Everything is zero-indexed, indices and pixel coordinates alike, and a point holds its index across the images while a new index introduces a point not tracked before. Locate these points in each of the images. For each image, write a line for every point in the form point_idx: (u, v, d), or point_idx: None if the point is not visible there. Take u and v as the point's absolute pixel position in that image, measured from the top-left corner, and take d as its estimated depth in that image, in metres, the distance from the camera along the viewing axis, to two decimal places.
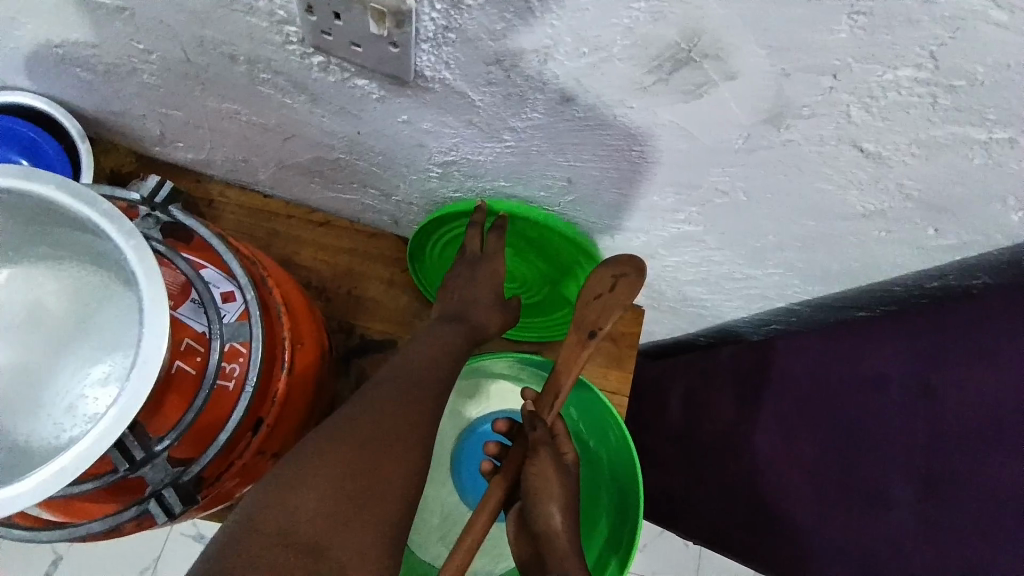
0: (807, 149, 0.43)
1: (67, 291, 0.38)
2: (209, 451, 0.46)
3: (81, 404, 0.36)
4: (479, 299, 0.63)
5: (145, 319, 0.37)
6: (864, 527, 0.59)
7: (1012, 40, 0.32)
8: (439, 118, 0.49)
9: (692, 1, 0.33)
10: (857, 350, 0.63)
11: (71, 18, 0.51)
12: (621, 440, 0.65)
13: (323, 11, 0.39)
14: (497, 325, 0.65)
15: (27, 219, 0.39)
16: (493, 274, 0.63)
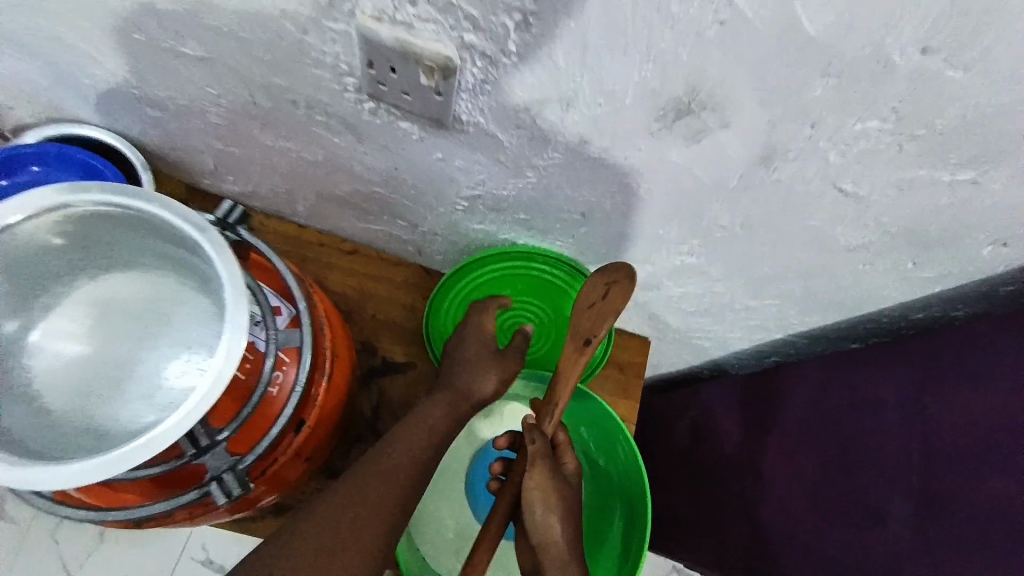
0: (795, 188, 0.49)
1: (159, 293, 0.47)
2: (262, 442, 0.51)
3: (166, 391, 0.44)
4: (475, 353, 0.71)
5: (229, 317, 0.41)
6: (864, 543, 0.61)
7: (963, 95, 0.38)
8: (470, 156, 0.56)
9: (695, 65, 0.40)
10: (858, 374, 0.67)
11: (153, 67, 0.58)
12: (632, 455, 0.68)
13: (381, 66, 0.46)
14: (496, 372, 0.70)
15: (126, 224, 0.45)
16: (485, 332, 0.73)
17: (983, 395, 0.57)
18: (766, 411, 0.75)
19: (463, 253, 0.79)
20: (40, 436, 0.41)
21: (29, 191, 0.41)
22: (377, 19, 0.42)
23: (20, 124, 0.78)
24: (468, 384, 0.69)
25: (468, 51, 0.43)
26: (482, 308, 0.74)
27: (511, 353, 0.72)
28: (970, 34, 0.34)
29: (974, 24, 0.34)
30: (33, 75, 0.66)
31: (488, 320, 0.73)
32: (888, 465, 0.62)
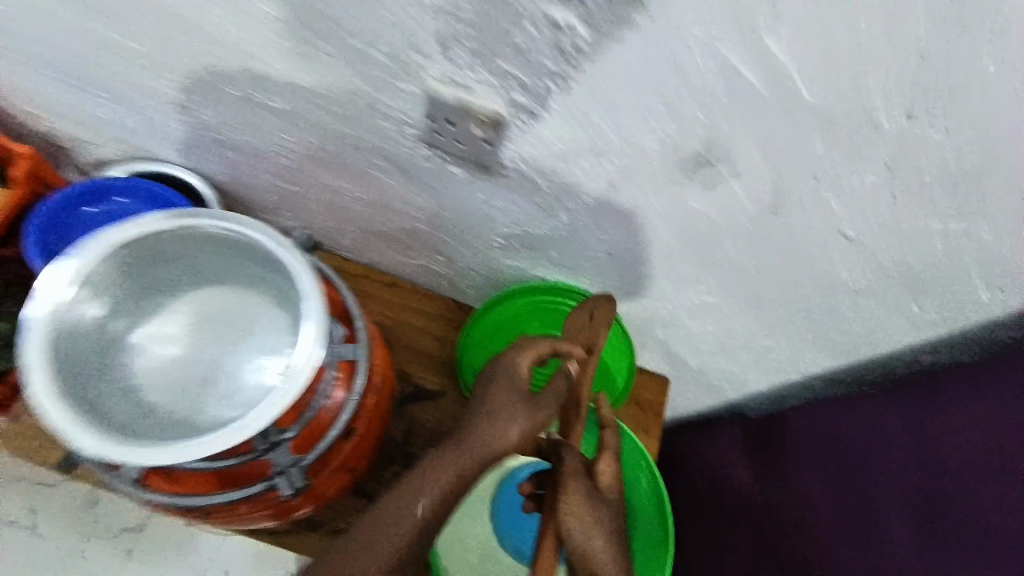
0: (803, 233, 0.54)
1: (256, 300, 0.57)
2: (321, 444, 0.57)
3: (261, 382, 0.56)
4: (500, 394, 0.57)
5: (311, 320, 0.48)
6: (872, 556, 0.64)
7: (951, 156, 0.43)
8: (509, 198, 0.63)
9: (712, 127, 0.46)
10: (862, 407, 0.71)
11: (234, 116, 0.66)
12: (656, 475, 0.75)
13: (440, 119, 0.53)
14: (520, 418, 0.56)
15: (229, 244, 0.54)
16: (519, 373, 0.58)
17: (981, 407, 0.60)
18: (782, 444, 0.78)
19: (495, 285, 0.85)
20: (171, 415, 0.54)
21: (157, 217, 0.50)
22: (440, 81, 0.50)
23: (105, 162, 0.88)
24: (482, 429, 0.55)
25: (516, 109, 0.50)
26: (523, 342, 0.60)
27: (543, 398, 0.57)
28: (952, 105, 0.40)
29: (958, 100, 0.39)
30: (127, 121, 0.75)
31: (525, 358, 0.59)
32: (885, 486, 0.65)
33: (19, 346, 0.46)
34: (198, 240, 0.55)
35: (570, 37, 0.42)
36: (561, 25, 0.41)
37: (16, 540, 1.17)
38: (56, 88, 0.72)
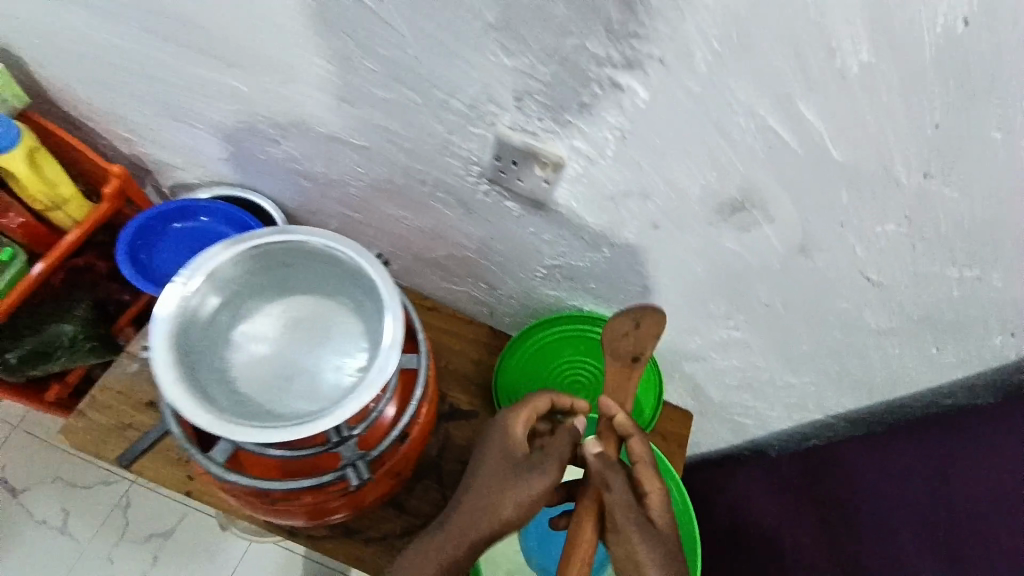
0: (828, 274, 0.60)
1: (341, 309, 0.63)
2: (384, 441, 0.63)
3: (343, 378, 0.59)
4: (494, 460, 0.61)
5: (390, 316, 0.56)
6: (885, 556, 0.72)
7: (964, 212, 0.49)
8: (557, 232, 0.70)
9: (750, 177, 0.52)
10: (894, 438, 0.75)
11: (315, 150, 0.75)
12: (687, 499, 0.78)
13: (506, 160, 0.61)
14: (518, 480, 0.58)
15: (322, 255, 0.61)
16: (514, 440, 0.63)
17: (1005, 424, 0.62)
18: (812, 465, 0.86)
19: (532, 313, 0.91)
20: (262, 405, 0.57)
21: (264, 231, 0.59)
22: (511, 128, 0.57)
23: (185, 184, 0.96)
24: (478, 494, 0.59)
25: (575, 153, 0.57)
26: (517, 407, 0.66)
27: (540, 456, 0.60)
28: (965, 168, 0.45)
29: (971, 166, 0.45)
30: (215, 149, 0.83)
31: (518, 424, 0.65)
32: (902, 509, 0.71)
33: (148, 339, 0.54)
34: (295, 255, 0.62)
35: (631, 97, 0.49)
36: (624, 87, 0.48)
37: (48, 541, 1.21)
38: (157, 118, 0.82)
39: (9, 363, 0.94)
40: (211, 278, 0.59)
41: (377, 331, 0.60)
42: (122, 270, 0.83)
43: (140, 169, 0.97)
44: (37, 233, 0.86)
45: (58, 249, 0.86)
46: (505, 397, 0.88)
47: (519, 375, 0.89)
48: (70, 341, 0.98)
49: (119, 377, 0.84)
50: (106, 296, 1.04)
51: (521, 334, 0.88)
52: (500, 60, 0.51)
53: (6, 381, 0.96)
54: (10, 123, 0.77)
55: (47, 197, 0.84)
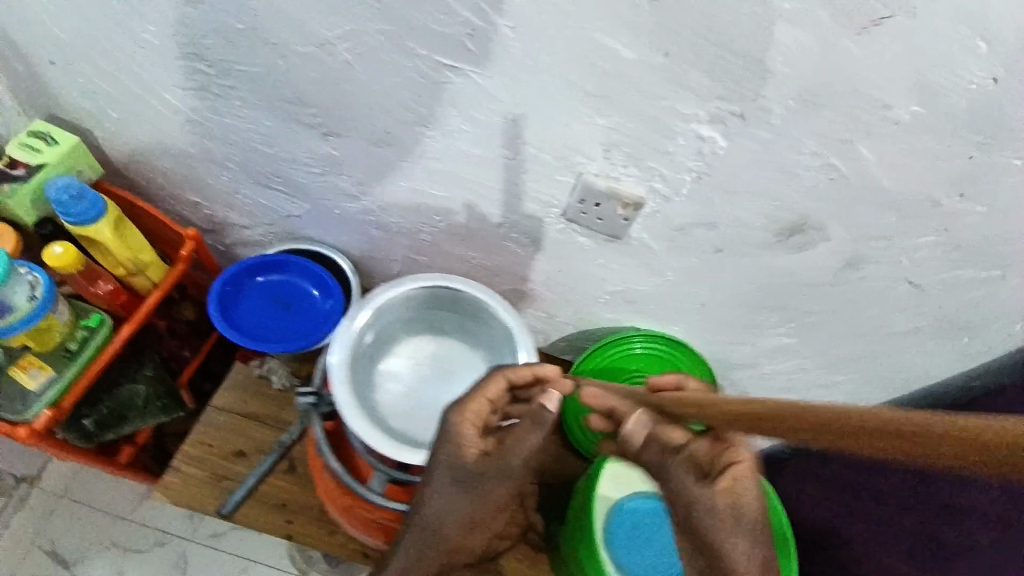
0: (874, 282, 0.69)
1: (461, 346, 0.80)
2: None
3: None
4: (443, 475, 0.62)
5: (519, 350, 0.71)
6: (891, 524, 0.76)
7: (994, 223, 0.58)
8: (624, 261, 0.78)
9: (810, 208, 0.61)
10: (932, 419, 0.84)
11: (393, 203, 0.81)
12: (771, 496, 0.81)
13: (589, 202, 0.69)
14: (466, 493, 0.63)
15: (446, 301, 0.76)
16: (464, 445, 0.61)
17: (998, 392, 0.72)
18: None
19: (588, 336, 0.98)
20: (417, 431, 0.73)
21: (405, 284, 0.72)
22: (596, 175, 0.65)
23: (248, 240, 1.01)
24: (436, 504, 0.63)
25: (652, 193, 0.65)
26: (467, 408, 0.62)
27: (495, 470, 0.61)
28: (994, 188, 0.55)
29: (1000, 185, 0.55)
30: (289, 207, 0.89)
31: (467, 425, 0.62)
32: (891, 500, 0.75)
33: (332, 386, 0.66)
34: (420, 302, 0.76)
35: (711, 145, 0.58)
36: (706, 138, 0.57)
37: None
38: (235, 182, 0.87)
39: (86, 429, 0.96)
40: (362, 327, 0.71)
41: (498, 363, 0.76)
42: (211, 320, 0.87)
43: (204, 229, 1.01)
44: (122, 299, 0.90)
45: (142, 312, 0.89)
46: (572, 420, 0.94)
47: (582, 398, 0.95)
48: (144, 401, 1.00)
49: (208, 431, 0.90)
50: (170, 352, 1.08)
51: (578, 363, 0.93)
52: (594, 120, 0.59)
53: (82, 448, 0.96)
54: (97, 196, 0.81)
55: (130, 262, 0.88)
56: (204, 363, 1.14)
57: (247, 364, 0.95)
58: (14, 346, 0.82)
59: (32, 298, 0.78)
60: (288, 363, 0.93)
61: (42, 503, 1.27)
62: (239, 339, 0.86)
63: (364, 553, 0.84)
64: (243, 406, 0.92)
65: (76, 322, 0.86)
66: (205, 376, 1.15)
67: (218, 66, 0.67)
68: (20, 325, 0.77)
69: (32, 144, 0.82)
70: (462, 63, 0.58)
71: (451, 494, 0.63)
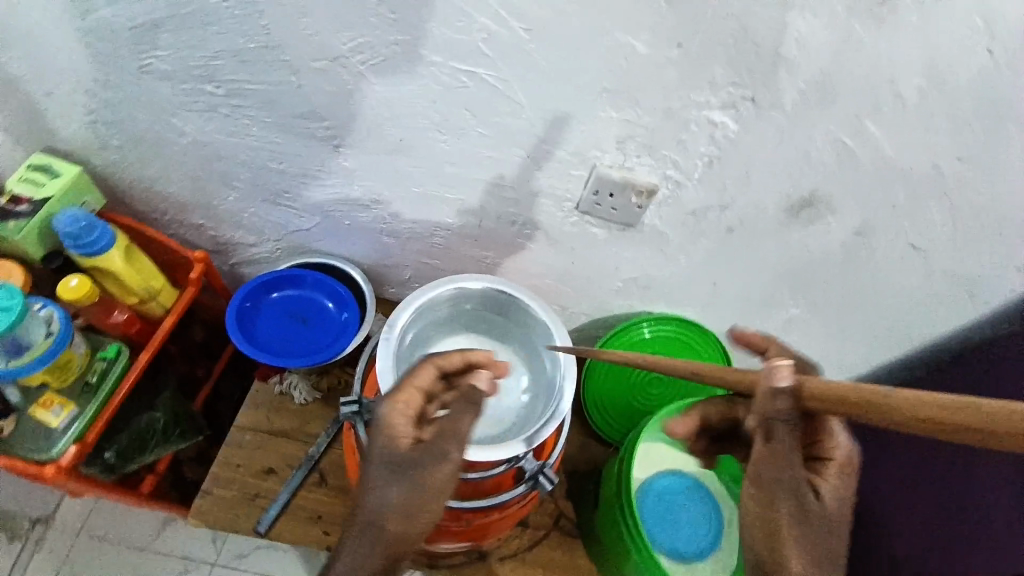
0: (880, 249, 0.72)
1: (493, 343, 0.81)
2: (555, 450, 0.72)
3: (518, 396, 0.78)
4: (377, 469, 0.57)
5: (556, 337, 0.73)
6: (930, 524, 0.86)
7: (992, 185, 0.62)
8: (638, 249, 0.80)
9: (819, 183, 0.64)
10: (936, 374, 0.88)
11: (405, 210, 0.82)
12: None
13: (604, 193, 0.70)
14: (402, 485, 0.56)
15: (478, 300, 0.78)
16: (397, 434, 0.58)
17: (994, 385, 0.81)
18: None
19: (601, 325, 1.00)
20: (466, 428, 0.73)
21: (441, 285, 0.74)
22: (610, 167, 0.67)
23: (255, 258, 1.01)
24: (374, 501, 0.56)
25: (666, 181, 0.67)
26: (397, 397, 0.59)
27: (429, 455, 0.57)
28: (991, 152, 0.59)
29: (996, 150, 0.58)
30: (298, 221, 0.89)
31: (398, 412, 0.58)
32: (907, 501, 0.91)
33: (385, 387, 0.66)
34: (453, 302, 0.78)
35: (723, 129, 0.60)
36: (718, 123, 0.59)
37: None
38: (242, 200, 0.87)
39: (108, 461, 0.94)
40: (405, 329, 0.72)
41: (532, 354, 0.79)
42: (231, 339, 0.86)
43: (208, 250, 1.00)
44: (137, 327, 0.89)
45: (158, 337, 0.89)
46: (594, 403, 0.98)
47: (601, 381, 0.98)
48: (162, 427, 1.00)
49: (234, 451, 0.90)
50: (184, 376, 1.07)
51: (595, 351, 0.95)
52: (609, 115, 0.61)
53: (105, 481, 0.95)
54: (106, 226, 0.81)
55: (143, 288, 0.87)
56: (215, 385, 1.13)
57: (267, 382, 0.95)
58: (31, 384, 0.81)
59: (48, 334, 0.78)
60: (307, 377, 0.93)
61: (56, 543, 1.24)
62: (261, 356, 0.85)
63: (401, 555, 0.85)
64: (267, 422, 0.92)
65: (93, 354, 0.86)
66: (217, 399, 1.14)
67: (229, 87, 0.68)
68: (42, 361, 0.76)
69: (34, 178, 0.81)
70: (478, 68, 0.59)
71: (383, 490, 0.57)
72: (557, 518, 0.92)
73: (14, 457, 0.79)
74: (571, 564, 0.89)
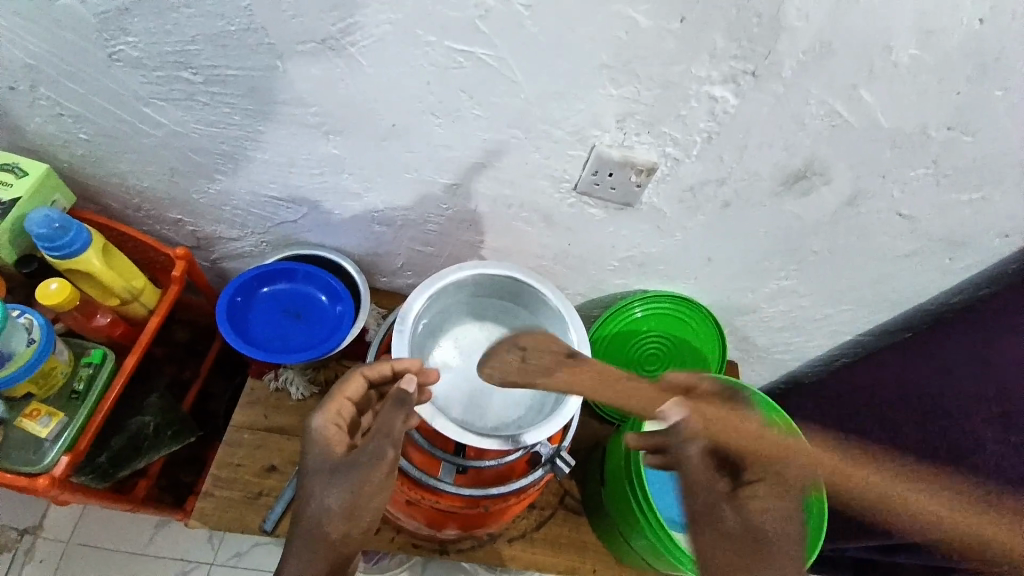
0: (869, 217, 0.74)
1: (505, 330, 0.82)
2: (568, 434, 0.72)
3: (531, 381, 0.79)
4: (314, 476, 0.60)
5: (568, 321, 0.74)
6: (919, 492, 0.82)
7: (979, 149, 0.64)
8: (635, 226, 0.80)
9: (814, 154, 0.65)
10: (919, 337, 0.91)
11: (398, 196, 0.80)
12: None
13: (603, 171, 0.70)
14: (340, 488, 0.58)
15: (489, 287, 0.79)
16: (330, 442, 0.62)
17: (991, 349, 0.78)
18: (853, 376, 1.00)
19: (596, 304, 1.01)
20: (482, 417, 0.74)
21: (450, 271, 0.74)
22: (610, 146, 0.67)
23: (239, 252, 0.97)
24: (315, 507, 0.58)
25: (664, 157, 0.67)
26: (328, 410, 0.64)
27: (361, 457, 0.59)
28: (979, 118, 0.60)
29: (983, 116, 0.60)
30: (285, 213, 0.86)
31: (329, 423, 0.63)
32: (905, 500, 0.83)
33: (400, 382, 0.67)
34: (462, 291, 0.78)
35: (722, 104, 0.60)
36: (718, 98, 0.59)
37: None
38: (224, 193, 0.83)
39: (100, 468, 0.90)
40: (417, 320, 0.73)
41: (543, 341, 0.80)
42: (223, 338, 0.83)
43: (189, 246, 0.97)
44: (122, 328, 0.86)
45: (144, 339, 0.85)
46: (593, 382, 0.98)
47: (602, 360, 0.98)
48: (154, 430, 0.96)
49: (233, 451, 0.88)
50: (172, 377, 1.04)
51: (593, 330, 0.96)
52: (608, 92, 0.60)
53: (98, 489, 0.91)
54: (82, 226, 0.77)
55: (125, 289, 0.83)
56: (205, 385, 1.10)
57: (260, 379, 0.93)
58: (15, 396, 0.77)
59: (30, 342, 0.75)
60: (303, 372, 0.92)
61: (46, 554, 1.20)
62: (257, 354, 0.83)
63: (411, 543, 0.85)
64: (264, 420, 0.91)
65: (78, 360, 0.83)
66: (207, 398, 1.11)
67: (208, 74, 0.64)
68: (25, 370, 0.74)
69: (1, 178, 0.76)
70: (474, 46, 0.57)
71: (324, 495, 0.58)
72: (563, 496, 0.93)
73: (4, 471, 0.75)
74: (578, 539, 0.91)
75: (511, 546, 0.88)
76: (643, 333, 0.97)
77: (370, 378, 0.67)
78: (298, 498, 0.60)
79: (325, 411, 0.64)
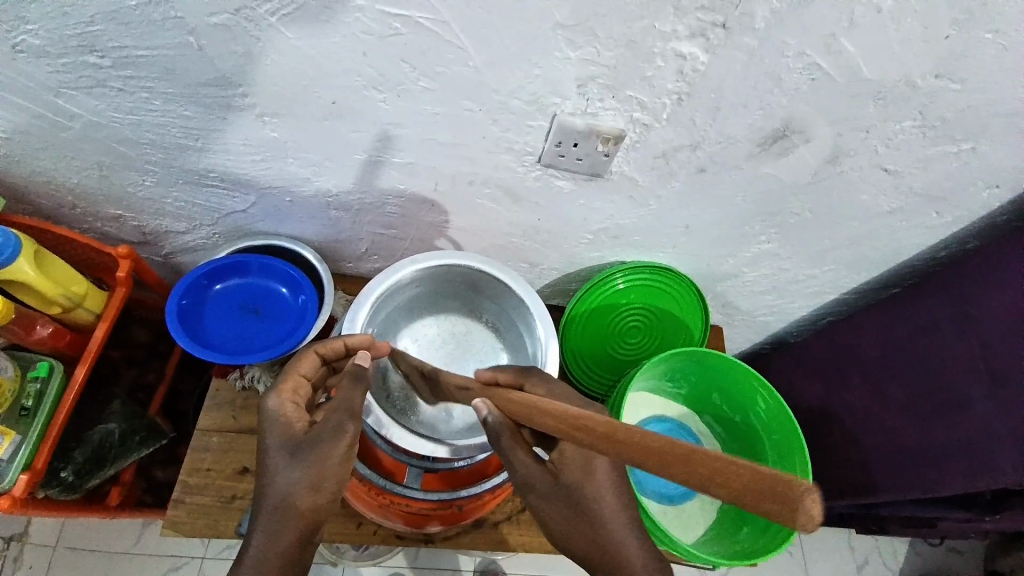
0: (852, 175, 0.70)
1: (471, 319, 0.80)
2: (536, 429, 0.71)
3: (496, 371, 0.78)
4: (275, 453, 0.56)
5: (534, 314, 0.71)
6: (902, 458, 0.80)
7: (967, 97, 0.59)
8: (606, 198, 0.75)
9: (793, 112, 0.60)
10: (902, 294, 0.89)
11: (349, 178, 0.73)
12: (774, 392, 0.84)
13: (567, 142, 0.64)
14: (303, 464, 0.55)
15: (452, 278, 0.75)
16: (289, 420, 0.58)
17: (974, 306, 0.76)
18: (834, 335, 0.99)
19: (574, 278, 0.97)
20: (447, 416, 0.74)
21: (403, 264, 0.70)
22: (572, 114, 0.61)
23: (189, 245, 0.91)
24: (277, 487, 0.54)
25: (633, 123, 0.62)
26: (283, 388, 0.60)
27: (322, 433, 0.55)
28: (967, 65, 0.55)
29: (974, 62, 0.55)
30: (231, 203, 0.80)
31: (284, 401, 0.59)
32: (891, 467, 0.82)
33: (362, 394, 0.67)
34: (422, 280, 0.75)
35: (692, 62, 0.54)
36: (687, 55, 0.54)
37: None
38: (161, 185, 0.77)
39: (67, 481, 0.86)
40: (370, 315, 0.70)
41: (508, 332, 0.78)
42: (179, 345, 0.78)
43: (135, 242, 0.90)
44: (67, 338, 0.81)
45: (91, 347, 0.80)
46: (572, 357, 0.95)
47: (581, 335, 0.95)
48: (119, 438, 0.92)
49: (203, 454, 0.85)
50: (135, 380, 0.99)
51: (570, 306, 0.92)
52: (566, 55, 0.54)
53: (69, 501, 0.88)
54: (8, 232, 0.71)
55: (65, 296, 0.78)
56: (173, 383, 1.06)
57: (226, 379, 0.90)
58: None
59: None
60: (270, 368, 0.87)
61: (35, 560, 1.17)
62: (216, 356, 0.78)
63: (394, 535, 0.83)
64: (234, 422, 0.87)
65: (24, 375, 0.78)
66: (176, 397, 1.07)
67: (118, 56, 0.57)
68: None
69: None
70: (411, 11, 0.50)
71: (285, 474, 0.54)
72: None
73: None
74: None
75: (506, 527, 0.87)
76: (622, 306, 0.94)
77: (326, 354, 0.63)
78: (258, 477, 0.56)
79: (281, 388, 0.59)
